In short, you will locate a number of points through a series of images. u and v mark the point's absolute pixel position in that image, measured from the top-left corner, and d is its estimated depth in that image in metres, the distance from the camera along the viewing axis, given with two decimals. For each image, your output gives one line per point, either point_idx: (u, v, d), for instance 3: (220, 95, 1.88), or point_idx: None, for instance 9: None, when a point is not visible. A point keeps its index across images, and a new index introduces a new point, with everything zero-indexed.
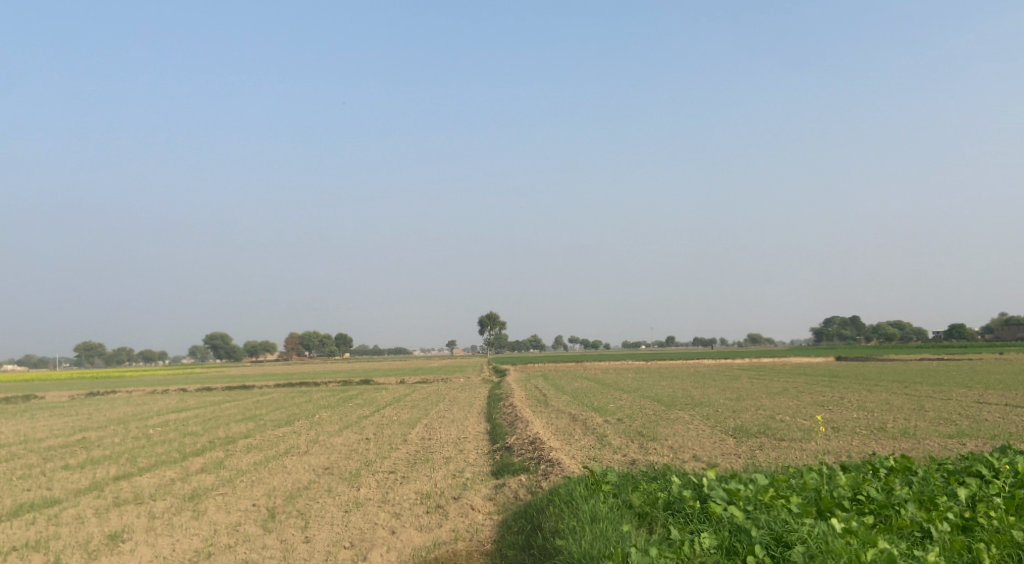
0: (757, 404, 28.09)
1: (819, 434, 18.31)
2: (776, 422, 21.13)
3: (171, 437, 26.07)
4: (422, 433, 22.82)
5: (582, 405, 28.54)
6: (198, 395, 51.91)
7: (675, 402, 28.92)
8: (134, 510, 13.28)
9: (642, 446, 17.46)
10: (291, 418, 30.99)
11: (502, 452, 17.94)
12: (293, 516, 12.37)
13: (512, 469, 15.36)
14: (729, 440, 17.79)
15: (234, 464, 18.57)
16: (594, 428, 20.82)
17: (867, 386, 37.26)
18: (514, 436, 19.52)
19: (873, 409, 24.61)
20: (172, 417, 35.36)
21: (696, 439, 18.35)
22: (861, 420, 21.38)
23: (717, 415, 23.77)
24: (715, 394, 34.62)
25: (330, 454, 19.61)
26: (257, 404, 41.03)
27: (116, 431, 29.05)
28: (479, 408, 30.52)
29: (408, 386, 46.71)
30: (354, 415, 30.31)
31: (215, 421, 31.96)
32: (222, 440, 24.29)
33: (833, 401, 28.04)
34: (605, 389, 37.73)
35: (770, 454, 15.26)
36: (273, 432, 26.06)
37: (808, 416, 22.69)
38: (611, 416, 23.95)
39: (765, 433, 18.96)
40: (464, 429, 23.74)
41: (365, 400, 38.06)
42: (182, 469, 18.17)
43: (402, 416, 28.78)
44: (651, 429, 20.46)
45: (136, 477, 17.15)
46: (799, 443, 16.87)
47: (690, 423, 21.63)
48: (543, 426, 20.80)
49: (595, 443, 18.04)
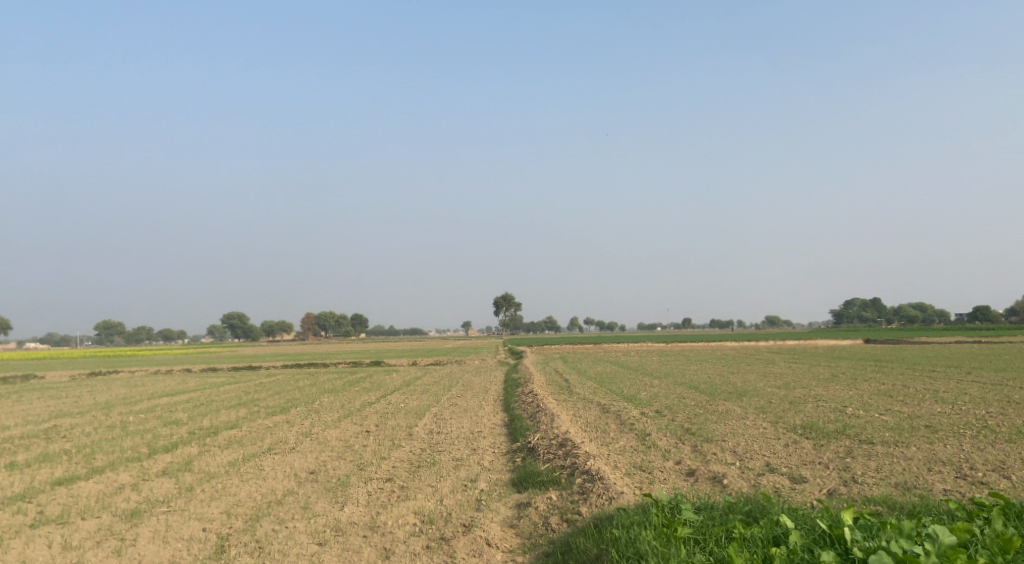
0: (811, 393, 24.67)
1: (914, 436, 14.87)
2: (850, 418, 17.72)
3: (150, 427, 23.10)
4: (431, 425, 19.64)
5: (611, 394, 25.32)
6: (202, 376, 49.35)
7: (718, 391, 25.56)
8: (44, 539, 10.24)
9: (698, 450, 14.13)
10: (288, 405, 27.96)
11: (525, 455, 14.66)
12: (246, 553, 9.31)
13: (539, 482, 12.07)
14: (805, 442, 14.57)
15: (203, 466, 15.41)
16: (631, 424, 17.48)
17: (924, 372, 33.92)
18: (538, 434, 16.30)
19: (953, 402, 21.13)
20: (162, 401, 32.36)
21: (760, 440, 15.09)
22: (951, 416, 18.06)
23: (774, 408, 20.51)
24: (757, 380, 31.15)
25: (319, 454, 16.44)
26: (258, 387, 38.07)
27: (94, 418, 26.16)
28: (495, 396, 27.31)
29: (421, 369, 43.81)
30: (357, 402, 27.17)
31: (206, 407, 28.91)
32: (202, 431, 21.23)
33: (900, 391, 24.52)
34: (632, 374, 34.45)
35: (870, 468, 12.02)
36: (263, 422, 22.99)
37: (882, 409, 19.26)
38: (649, 408, 20.70)
39: (844, 432, 15.58)
40: (478, 420, 20.54)
41: (374, 383, 35.05)
42: (138, 472, 15.06)
43: (411, 404, 25.64)
44: (702, 426, 17.14)
45: (80, 483, 14.15)
46: (897, 449, 13.55)
47: (745, 418, 18.29)
48: (572, 422, 17.51)
49: (639, 444, 14.80)
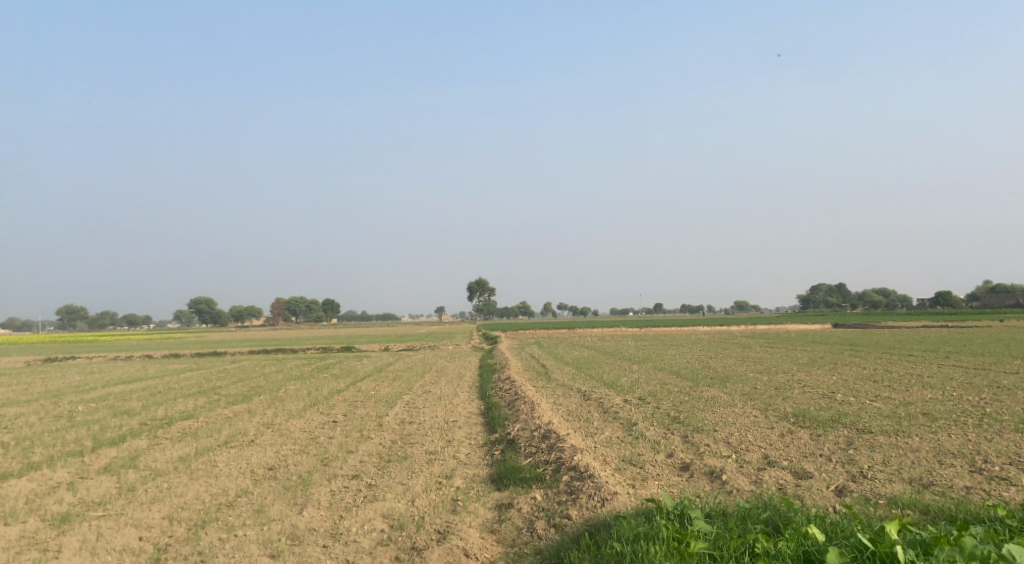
0: (795, 379, 23.83)
1: (916, 425, 14.00)
2: (843, 405, 16.80)
3: (100, 417, 21.65)
4: (402, 415, 18.43)
5: (590, 380, 24.28)
6: (164, 362, 47.57)
7: (700, 377, 24.66)
8: None
9: (690, 441, 13.12)
10: (250, 393, 26.62)
11: (504, 448, 13.57)
12: None
13: (521, 479, 10.96)
14: (801, 432, 13.62)
15: (150, 462, 14.10)
16: (616, 412, 16.45)
17: (905, 357, 33.33)
18: (517, 424, 15.21)
19: (943, 388, 20.38)
20: (117, 389, 30.72)
21: (754, 429, 14.13)
22: (948, 403, 17.27)
23: (762, 394, 19.62)
24: (737, 366, 30.35)
25: (280, 447, 15.18)
26: (221, 374, 36.53)
27: (41, 408, 24.59)
28: (469, 382, 26.18)
29: (394, 354, 42.59)
30: (324, 390, 25.87)
31: (163, 395, 27.37)
32: (155, 423, 19.83)
33: (886, 376, 23.80)
34: (610, 360, 33.46)
35: (878, 460, 11.09)
36: (222, 412, 21.59)
37: (873, 396, 18.43)
38: (632, 395, 19.67)
39: (842, 420, 14.65)
40: (452, 409, 19.40)
41: (343, 370, 33.71)
42: (77, 468, 13.70)
43: (381, 391, 24.41)
44: (690, 414, 16.16)
45: (11, 481, 12.80)
46: (902, 438, 12.68)
47: (734, 406, 17.35)
48: (553, 411, 16.41)
49: (626, 435, 13.75)
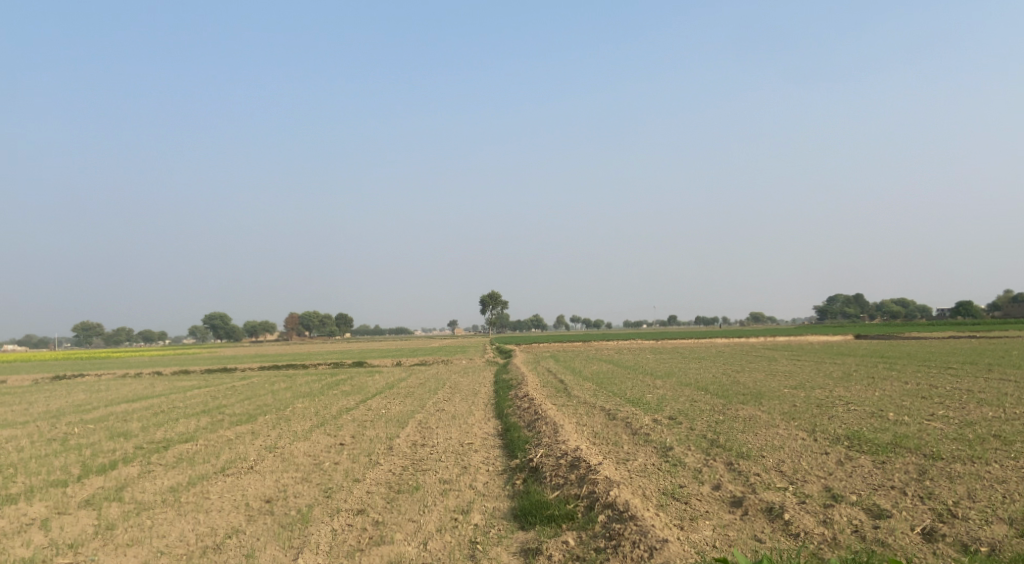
0: (834, 395, 22.21)
1: (989, 449, 12.44)
2: (899, 425, 15.24)
3: (95, 440, 20.36)
4: (414, 437, 17.03)
5: (613, 397, 22.80)
6: (173, 379, 46.47)
7: (730, 393, 23.11)
8: None
9: (736, 469, 11.64)
10: (256, 412, 25.31)
11: (526, 478, 12.13)
12: None
13: (549, 518, 9.54)
14: (861, 458, 12.11)
15: (138, 492, 12.81)
16: (647, 435, 14.97)
17: (943, 370, 31.48)
18: (539, 449, 13.76)
19: (999, 405, 18.74)
20: (119, 408, 29.51)
21: (805, 454, 12.63)
22: (1013, 422, 15.65)
23: (804, 413, 18.07)
24: (767, 380, 28.74)
25: (281, 475, 13.83)
26: (228, 391, 35.26)
27: (36, 430, 23.38)
28: (485, 399, 24.75)
29: (406, 369, 41.26)
30: (333, 408, 24.51)
31: (165, 415, 26.10)
32: (152, 446, 18.52)
33: (932, 392, 22.16)
34: (632, 374, 31.92)
35: (962, 494, 9.57)
36: (223, 434, 20.22)
37: (928, 415, 16.80)
38: (662, 415, 18.18)
39: (902, 443, 13.14)
40: (468, 430, 18.00)
41: (354, 386, 32.35)
42: (57, 501, 12.40)
43: (392, 410, 23.02)
44: (731, 437, 14.66)
45: None
46: (978, 465, 11.15)
47: (777, 426, 15.83)
48: (578, 434, 14.92)
49: (664, 462, 12.26)
